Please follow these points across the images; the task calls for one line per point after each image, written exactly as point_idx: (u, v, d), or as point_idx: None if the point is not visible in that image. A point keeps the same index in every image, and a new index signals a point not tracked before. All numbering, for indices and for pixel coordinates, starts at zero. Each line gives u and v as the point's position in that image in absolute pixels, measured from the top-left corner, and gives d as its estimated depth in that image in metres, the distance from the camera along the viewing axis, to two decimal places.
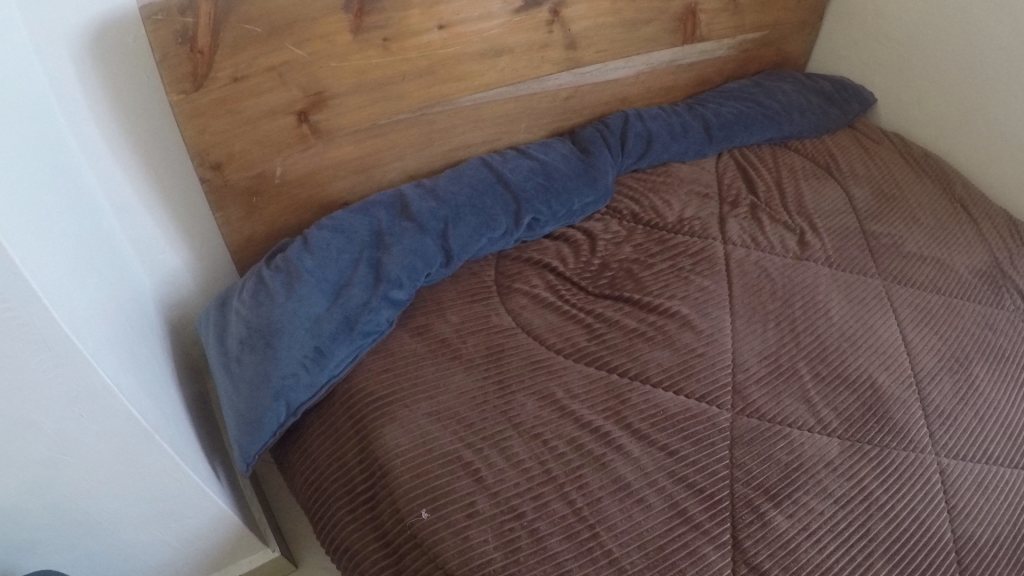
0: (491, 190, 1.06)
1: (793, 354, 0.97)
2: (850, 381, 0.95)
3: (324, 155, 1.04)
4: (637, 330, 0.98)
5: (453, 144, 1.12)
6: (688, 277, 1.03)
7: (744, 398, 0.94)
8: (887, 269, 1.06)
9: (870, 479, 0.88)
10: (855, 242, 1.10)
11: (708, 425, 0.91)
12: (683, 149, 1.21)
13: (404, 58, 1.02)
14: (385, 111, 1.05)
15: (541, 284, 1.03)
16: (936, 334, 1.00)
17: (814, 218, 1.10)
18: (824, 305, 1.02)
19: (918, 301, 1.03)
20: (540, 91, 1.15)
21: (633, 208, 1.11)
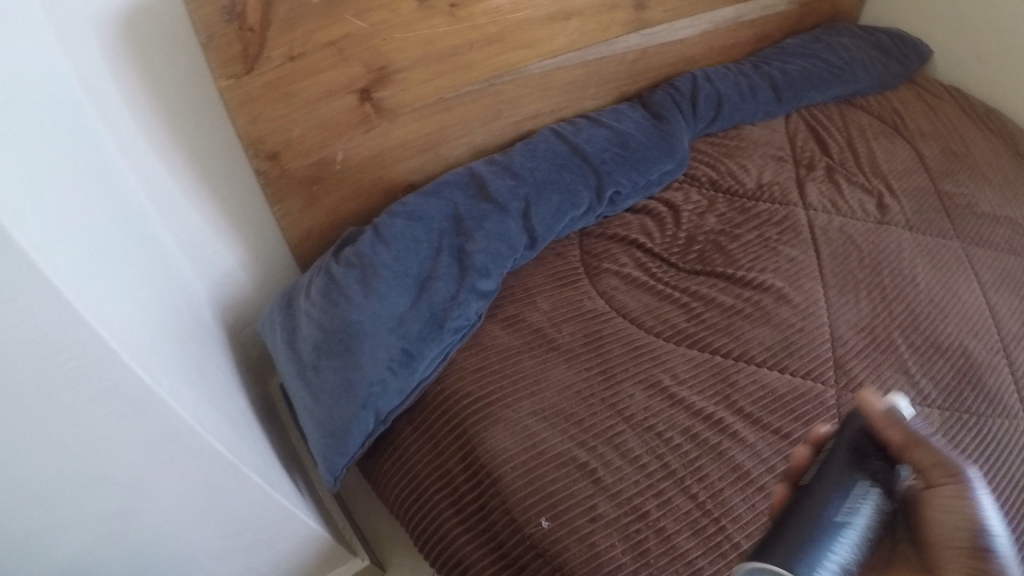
0: (571, 163, 1.00)
1: (887, 325, 0.97)
2: (938, 346, 0.96)
3: (390, 134, 0.94)
4: (736, 307, 0.96)
5: (521, 115, 1.04)
6: (776, 246, 1.02)
7: (846, 373, 0.93)
8: (964, 232, 1.08)
9: (971, 445, 0.88)
10: (931, 203, 1.11)
11: (815, 402, 0.91)
12: (753, 112, 1.19)
13: (472, 25, 0.92)
14: (452, 83, 0.95)
15: (631, 264, 0.99)
16: (1014, 295, 1.01)
17: (892, 181, 1.13)
18: (910, 272, 1.02)
19: (997, 265, 1.05)
20: (611, 56, 1.07)
21: (711, 174, 1.10)
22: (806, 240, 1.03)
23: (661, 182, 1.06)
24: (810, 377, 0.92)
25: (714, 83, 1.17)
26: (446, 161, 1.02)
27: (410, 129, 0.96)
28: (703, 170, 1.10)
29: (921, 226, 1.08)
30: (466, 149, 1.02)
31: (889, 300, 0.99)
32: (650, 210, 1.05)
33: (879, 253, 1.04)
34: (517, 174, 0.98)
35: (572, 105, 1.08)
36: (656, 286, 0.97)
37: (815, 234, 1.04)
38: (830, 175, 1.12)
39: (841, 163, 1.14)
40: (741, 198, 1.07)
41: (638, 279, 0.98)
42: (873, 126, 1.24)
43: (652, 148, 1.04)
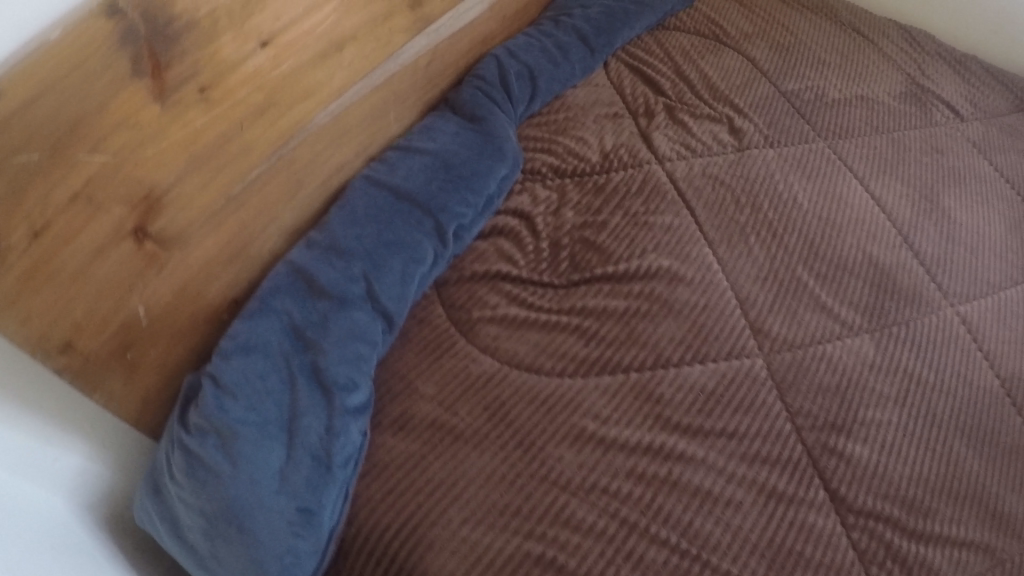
0: (398, 213, 0.86)
1: (788, 262, 0.93)
2: (843, 266, 0.94)
3: (186, 262, 0.75)
4: (628, 310, 0.86)
5: (327, 170, 0.88)
6: (647, 221, 0.92)
7: (766, 335, 0.86)
8: (821, 126, 1.06)
9: (909, 360, 0.88)
10: (780, 109, 1.07)
11: (751, 383, 0.83)
12: (570, 74, 1.07)
13: (233, 101, 0.73)
14: (238, 173, 0.77)
15: (506, 301, 0.86)
16: (894, 180, 1.04)
17: (736, 101, 1.06)
18: (792, 193, 0.98)
19: (866, 154, 1.05)
20: (402, 69, 0.92)
21: (550, 161, 0.98)
22: (674, 200, 0.95)
23: (502, 191, 0.95)
24: (733, 355, 0.84)
25: (519, 57, 1.05)
26: (261, 260, 0.84)
27: (212, 241, 0.77)
28: (540, 160, 0.99)
29: (774, 134, 1.04)
30: (279, 235, 0.85)
31: (779, 234, 0.94)
32: (500, 225, 0.93)
33: (752, 186, 0.98)
34: (345, 250, 0.82)
35: (379, 133, 0.93)
36: (542, 316, 0.84)
37: (681, 191, 0.96)
38: (670, 113, 1.04)
39: (680, 97, 1.06)
40: (591, 177, 0.97)
41: (521, 317, 0.84)
42: (693, 45, 1.14)
43: (477, 160, 0.92)
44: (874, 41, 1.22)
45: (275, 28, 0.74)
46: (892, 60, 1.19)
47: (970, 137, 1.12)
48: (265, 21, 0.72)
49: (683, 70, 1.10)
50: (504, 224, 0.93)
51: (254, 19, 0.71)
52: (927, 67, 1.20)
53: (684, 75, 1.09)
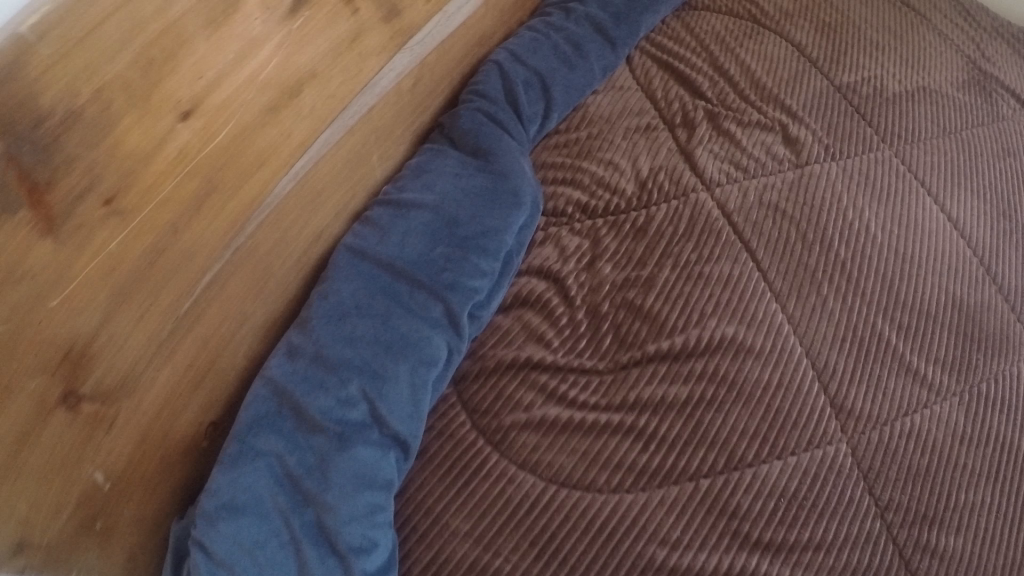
0: (397, 300, 0.69)
1: (864, 312, 0.77)
2: (925, 313, 0.79)
3: (143, 407, 0.60)
4: (690, 398, 0.70)
5: (306, 240, 0.72)
6: (700, 274, 0.76)
7: (849, 414, 0.71)
8: (884, 128, 0.91)
9: (1005, 428, 0.73)
10: (837, 108, 0.92)
11: (836, 478, 0.67)
12: (590, 77, 0.89)
13: (158, 201, 0.56)
14: (187, 284, 0.60)
15: (542, 399, 0.70)
16: (970, 196, 0.89)
17: (787, 102, 0.91)
18: (861, 222, 0.83)
19: (935, 162, 0.90)
20: (381, 100, 0.75)
21: (577, 198, 0.82)
22: (731, 242, 0.79)
23: (522, 243, 0.77)
24: (808, 445, 0.69)
25: (527, 61, 0.87)
26: (235, 374, 0.68)
27: (169, 372, 0.61)
28: (565, 197, 0.83)
29: (834, 142, 0.88)
30: (253, 334, 0.69)
31: (852, 278, 0.79)
32: (523, 290, 0.77)
33: (816, 216, 0.82)
34: (335, 363, 0.65)
35: (362, 182, 0.77)
36: (588, 415, 0.69)
37: (736, 229, 0.80)
38: (714, 122, 0.88)
39: (724, 102, 0.90)
40: (627, 215, 0.81)
41: (564, 419, 0.69)
42: (729, 30, 1.00)
43: (487, 211, 0.74)
44: (925, 16, 1.08)
45: (197, 91, 0.56)
46: (948, 40, 1.05)
47: None
48: (184, 84, 0.55)
49: (724, 62, 0.94)
50: (529, 289, 0.77)
51: (166, 86, 0.54)
52: (987, 46, 1.06)
53: (723, 69, 0.94)
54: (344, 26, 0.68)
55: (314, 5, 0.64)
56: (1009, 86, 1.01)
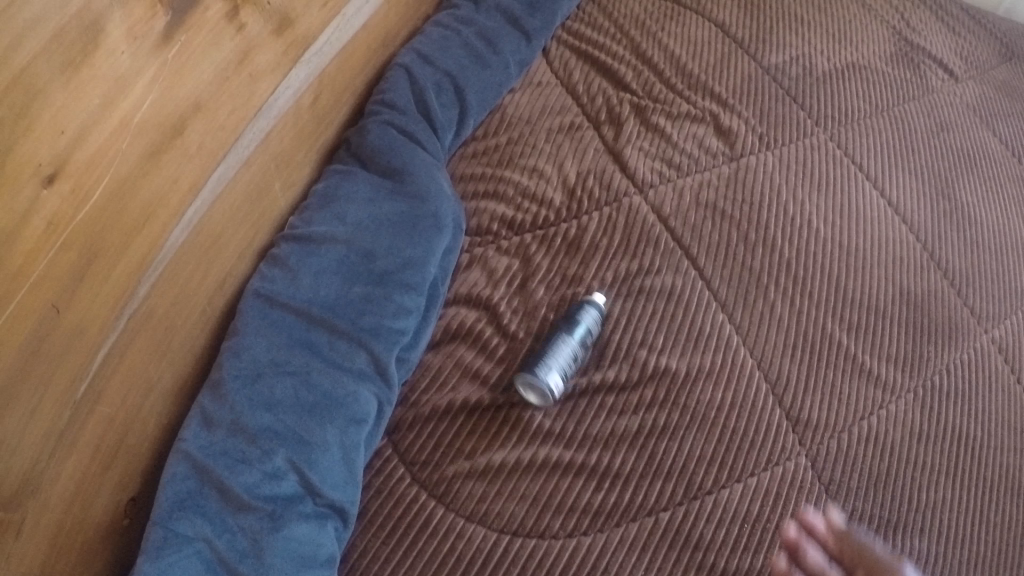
0: (316, 352, 0.62)
1: (814, 314, 0.73)
2: (875, 309, 0.75)
3: (47, 504, 0.52)
4: (642, 427, 0.65)
5: (210, 287, 0.64)
6: (641, 289, 0.72)
7: (806, 425, 0.67)
8: (817, 111, 0.89)
9: (959, 417, 0.70)
10: (767, 92, 0.90)
11: (798, 493, 0.63)
12: (507, 74, 0.84)
13: (33, 283, 0.47)
14: (79, 366, 0.53)
15: (485, 443, 0.64)
16: (906, 175, 0.86)
17: (716, 89, 0.88)
18: (804, 217, 0.79)
19: (871, 144, 0.88)
20: (277, 124, 0.68)
21: (502, 212, 0.76)
22: (670, 249, 0.75)
23: (446, 270, 0.71)
24: (767, 463, 0.64)
25: (437, 63, 0.80)
26: (151, 445, 0.61)
27: (75, 462, 0.54)
28: (489, 212, 0.76)
29: (767, 130, 0.86)
30: (165, 400, 0.62)
31: (798, 278, 0.75)
32: (454, 322, 0.70)
33: (757, 214, 0.79)
34: (257, 431, 0.57)
35: (266, 216, 0.70)
36: (535, 455, 0.63)
37: (674, 234, 0.76)
38: (641, 116, 0.85)
39: (650, 93, 0.87)
40: (557, 228, 0.75)
41: (511, 462, 0.63)
42: (649, 11, 0.97)
43: (407, 241, 0.68)
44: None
45: (61, 149, 0.47)
46: (873, 13, 1.07)
47: (970, 104, 0.97)
48: (43, 143, 0.46)
49: (647, 50, 0.91)
50: (459, 320, 0.70)
51: (24, 149, 0.45)
52: (910, 13, 1.08)
53: (646, 56, 0.90)
54: (232, 42, 0.60)
55: (191, 28, 0.55)
56: (933, 52, 1.02)
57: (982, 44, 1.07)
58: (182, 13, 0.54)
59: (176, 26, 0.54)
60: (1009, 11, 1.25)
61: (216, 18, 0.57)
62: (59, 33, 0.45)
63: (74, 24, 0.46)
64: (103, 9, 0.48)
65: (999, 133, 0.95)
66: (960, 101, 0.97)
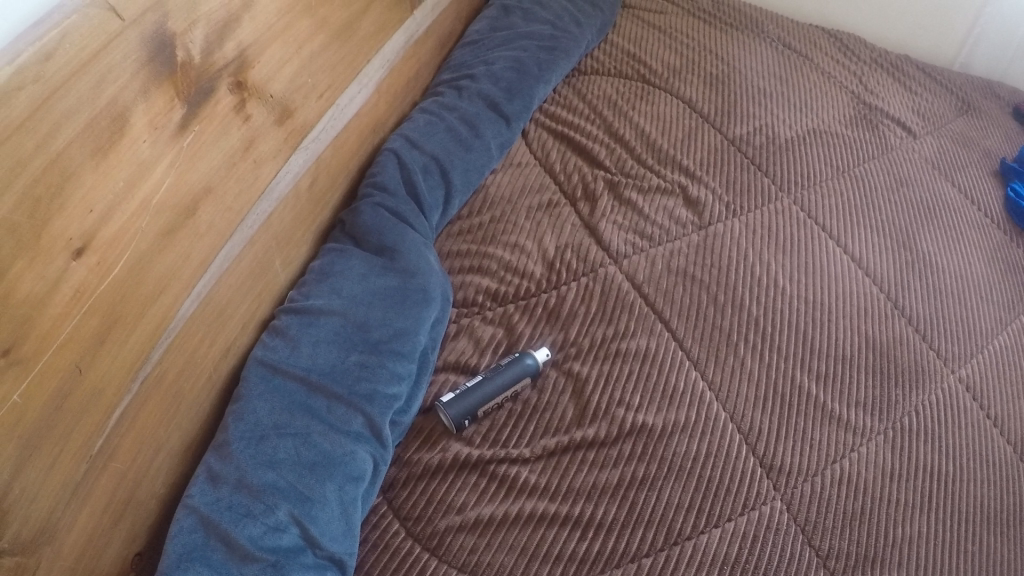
0: (316, 416, 0.67)
1: (783, 367, 0.78)
2: (840, 359, 0.80)
3: (62, 552, 0.56)
4: (622, 480, 0.70)
5: (215, 356, 0.69)
6: (618, 351, 0.77)
7: (779, 471, 0.71)
8: (781, 176, 0.96)
9: (929, 455, 0.74)
10: (733, 162, 0.97)
11: (774, 536, 0.68)
12: (488, 156, 0.91)
13: (57, 345, 0.52)
14: (96, 424, 0.57)
15: (474, 498, 0.68)
16: (868, 232, 0.92)
17: (684, 162, 0.95)
18: (770, 277, 0.85)
19: (833, 205, 0.94)
20: (278, 206, 0.74)
21: (486, 285, 0.82)
22: (645, 313, 0.80)
23: (435, 339, 0.76)
24: (743, 508, 0.69)
25: (424, 146, 0.87)
26: (157, 502, 0.65)
27: (88, 514, 0.58)
28: (474, 285, 0.82)
29: (733, 198, 0.92)
30: (171, 459, 0.66)
31: (765, 337, 0.81)
32: (444, 387, 0.75)
33: (725, 277, 0.85)
34: (261, 487, 0.62)
35: (267, 290, 0.75)
36: (522, 508, 0.68)
37: (648, 299, 0.81)
38: (615, 191, 0.91)
39: (623, 169, 0.94)
40: (538, 298, 0.81)
41: (499, 515, 0.67)
42: (620, 92, 1.04)
43: (399, 312, 0.73)
44: (809, 58, 1.18)
45: (88, 227, 0.53)
46: (833, 80, 1.14)
47: (928, 157, 1.04)
48: (73, 221, 0.52)
49: (619, 127, 0.98)
50: (450, 384, 0.75)
51: (55, 227, 0.50)
52: (868, 78, 1.16)
53: (619, 134, 0.97)
54: (239, 131, 0.66)
55: (204, 119, 0.62)
56: (891, 113, 1.09)
57: (937, 100, 1.14)
58: (197, 105, 0.61)
59: (191, 117, 0.60)
60: (964, 66, 1.32)
61: (225, 109, 0.64)
62: (90, 124, 0.52)
63: (103, 115, 0.53)
64: (127, 104, 0.54)
65: (957, 183, 1.01)
66: (918, 157, 1.04)
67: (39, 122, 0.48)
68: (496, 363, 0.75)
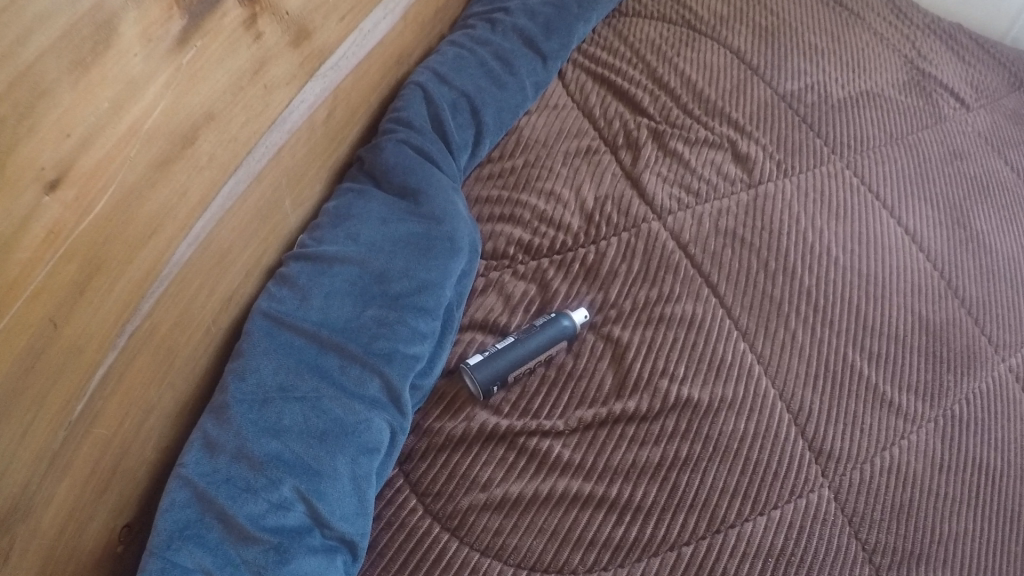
0: (326, 376, 0.59)
1: (835, 343, 0.71)
2: (895, 337, 0.72)
3: (39, 529, 0.49)
4: (664, 460, 0.63)
5: (216, 305, 0.62)
6: (662, 316, 0.70)
7: (829, 457, 0.64)
8: (833, 138, 0.88)
9: (982, 450, 0.67)
10: (784, 120, 0.88)
11: (820, 527, 0.61)
12: (523, 97, 0.83)
13: (27, 297, 0.44)
14: (76, 385, 0.49)
15: (502, 474, 0.61)
16: (923, 205, 0.84)
17: (734, 116, 0.87)
18: (822, 244, 0.78)
19: (887, 173, 0.86)
20: (290, 139, 0.65)
21: (519, 236, 0.74)
22: (690, 277, 0.73)
23: (461, 294, 0.68)
24: (790, 496, 0.62)
25: (454, 81, 0.79)
26: (147, 467, 0.58)
27: (69, 485, 0.51)
28: (506, 235, 0.74)
29: (784, 157, 0.84)
30: (164, 420, 0.59)
31: (817, 309, 0.73)
32: (471, 348, 0.67)
33: (776, 241, 0.77)
34: (263, 458, 0.54)
35: (275, 233, 0.67)
36: (554, 487, 0.61)
37: (694, 261, 0.74)
38: (659, 141, 0.83)
39: (668, 118, 0.85)
40: (574, 253, 0.73)
41: (529, 494, 0.60)
42: (664, 37, 0.96)
43: (422, 263, 0.65)
44: (861, 16, 1.09)
45: (65, 154, 0.44)
46: (886, 42, 1.06)
47: (981, 131, 0.96)
48: (46, 147, 0.43)
49: (664, 75, 0.90)
50: (477, 345, 0.67)
51: (25, 153, 0.41)
52: (922, 44, 1.07)
53: (663, 81, 0.89)
54: (249, 49, 0.57)
55: (209, 32, 0.52)
56: (946, 83, 1.01)
57: (991, 73, 1.06)
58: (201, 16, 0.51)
59: (194, 30, 0.51)
60: (1017, 40, 1.23)
61: (234, 24, 0.54)
62: (69, 30, 0.42)
63: (87, 19, 0.43)
64: (117, 8, 0.45)
65: (1010, 161, 0.93)
66: (974, 131, 0.95)
67: (5, 26, 0.38)
68: (529, 324, 0.67)
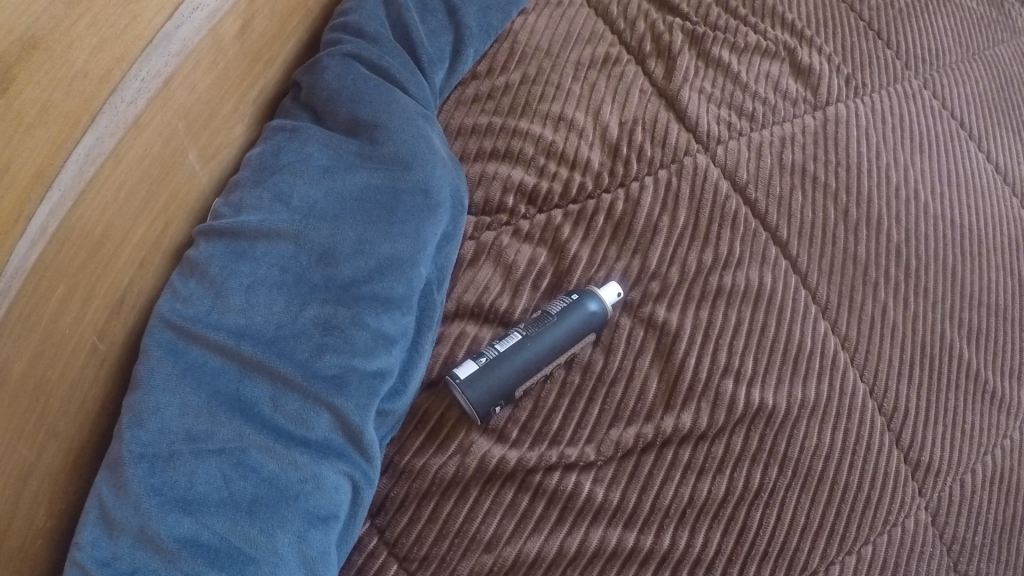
0: (253, 416, 0.41)
1: (927, 314, 0.53)
2: (993, 306, 0.55)
3: None
4: (730, 495, 0.45)
5: (105, 308, 0.43)
6: (719, 287, 0.52)
7: (927, 469, 0.48)
8: (906, 50, 0.67)
9: None
10: (845, 22, 0.68)
11: (919, 565, 0.45)
12: None
13: None
14: None
15: (513, 527, 0.44)
16: (1015, 138, 0.65)
17: (790, 17, 0.67)
18: (907, 185, 0.59)
19: (973, 95, 0.66)
20: (182, 64, 0.45)
21: (519, 180, 0.55)
22: (753, 230, 0.54)
23: (444, 270, 0.50)
24: (882, 525, 0.46)
25: None
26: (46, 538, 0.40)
27: None
28: (501, 179, 0.55)
29: (854, 71, 0.65)
30: (56, 478, 0.41)
31: (912, 267, 0.55)
32: (460, 349, 0.49)
33: (854, 176, 0.58)
34: (176, 545, 0.36)
35: (180, 199, 0.48)
36: (584, 541, 0.44)
37: (756, 208, 0.55)
38: (698, 48, 0.64)
39: (707, 19, 0.66)
40: (597, 202, 0.55)
41: (551, 555, 0.43)
42: None
43: (385, 234, 0.47)
44: None
45: None
46: None
47: None
48: None
49: None
50: (470, 343, 0.49)
51: None
52: None
53: None
54: None
55: None
56: None
57: None
58: None
59: None
60: None
61: None
62: None
63: None
64: None
65: None
66: None
67: None
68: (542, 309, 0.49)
